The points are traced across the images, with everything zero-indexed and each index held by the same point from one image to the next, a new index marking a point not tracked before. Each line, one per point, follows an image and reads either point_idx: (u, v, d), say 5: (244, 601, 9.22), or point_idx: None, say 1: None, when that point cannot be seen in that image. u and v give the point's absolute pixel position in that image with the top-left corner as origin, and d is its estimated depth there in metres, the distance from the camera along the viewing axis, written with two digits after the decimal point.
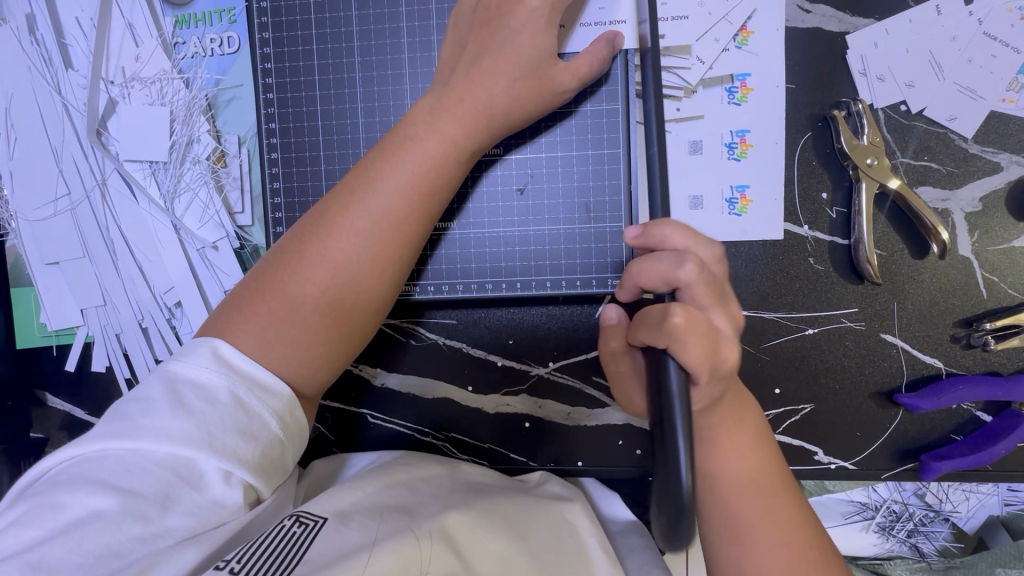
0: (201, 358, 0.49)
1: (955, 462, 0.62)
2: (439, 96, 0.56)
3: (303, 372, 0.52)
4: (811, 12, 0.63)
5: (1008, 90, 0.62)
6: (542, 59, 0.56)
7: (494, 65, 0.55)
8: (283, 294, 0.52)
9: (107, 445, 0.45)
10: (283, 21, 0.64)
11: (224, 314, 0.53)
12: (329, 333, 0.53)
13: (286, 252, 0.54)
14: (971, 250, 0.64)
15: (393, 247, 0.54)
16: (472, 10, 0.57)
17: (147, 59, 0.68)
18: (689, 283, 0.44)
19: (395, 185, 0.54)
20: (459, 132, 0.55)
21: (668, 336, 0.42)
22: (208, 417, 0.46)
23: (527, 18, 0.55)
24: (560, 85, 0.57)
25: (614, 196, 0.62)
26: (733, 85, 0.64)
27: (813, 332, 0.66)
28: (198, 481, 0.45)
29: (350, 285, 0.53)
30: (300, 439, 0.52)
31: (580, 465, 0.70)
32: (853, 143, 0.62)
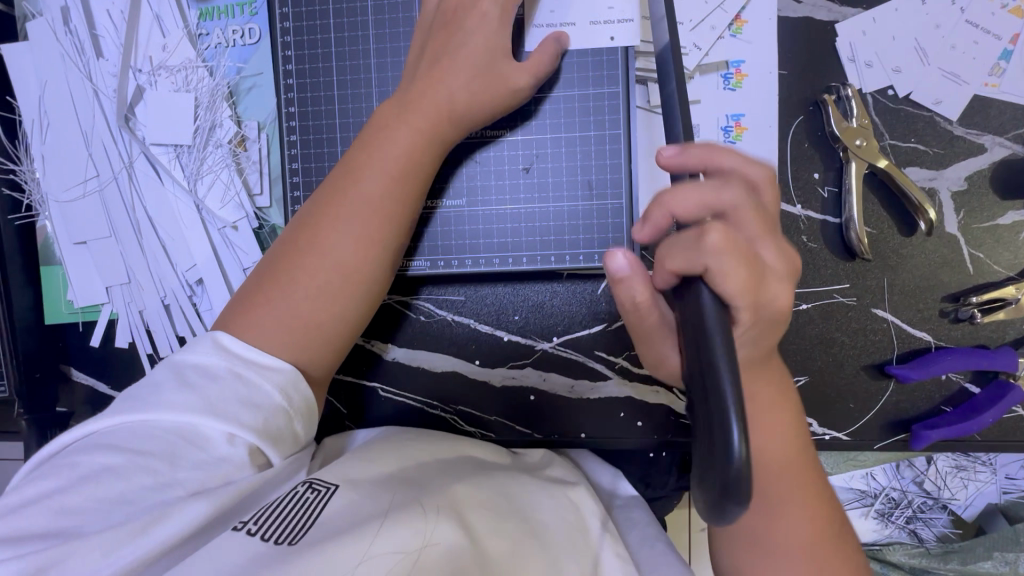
0: (204, 345, 0.52)
1: (944, 430, 0.65)
2: (404, 93, 0.60)
3: (305, 357, 0.55)
4: (802, 2, 0.66)
5: (991, 75, 0.65)
6: (499, 55, 0.60)
7: (453, 63, 0.59)
8: (279, 286, 0.55)
9: (116, 415, 0.49)
10: (302, 12, 0.67)
11: (229, 312, 0.56)
12: (325, 317, 0.56)
13: (279, 252, 0.58)
14: (957, 228, 0.67)
15: (377, 232, 0.58)
16: (432, 15, 0.62)
17: (173, 49, 0.72)
18: (732, 207, 0.43)
19: (373, 177, 0.57)
20: (427, 124, 0.58)
21: (708, 256, 0.40)
22: (208, 390, 0.49)
23: (480, 22, 0.59)
24: (517, 82, 0.60)
25: (615, 175, 0.65)
26: (728, 72, 0.67)
27: (807, 307, 0.68)
28: (203, 442, 0.48)
29: (340, 272, 0.56)
30: (309, 416, 0.55)
31: (583, 436, 0.73)
32: (843, 125, 0.65)
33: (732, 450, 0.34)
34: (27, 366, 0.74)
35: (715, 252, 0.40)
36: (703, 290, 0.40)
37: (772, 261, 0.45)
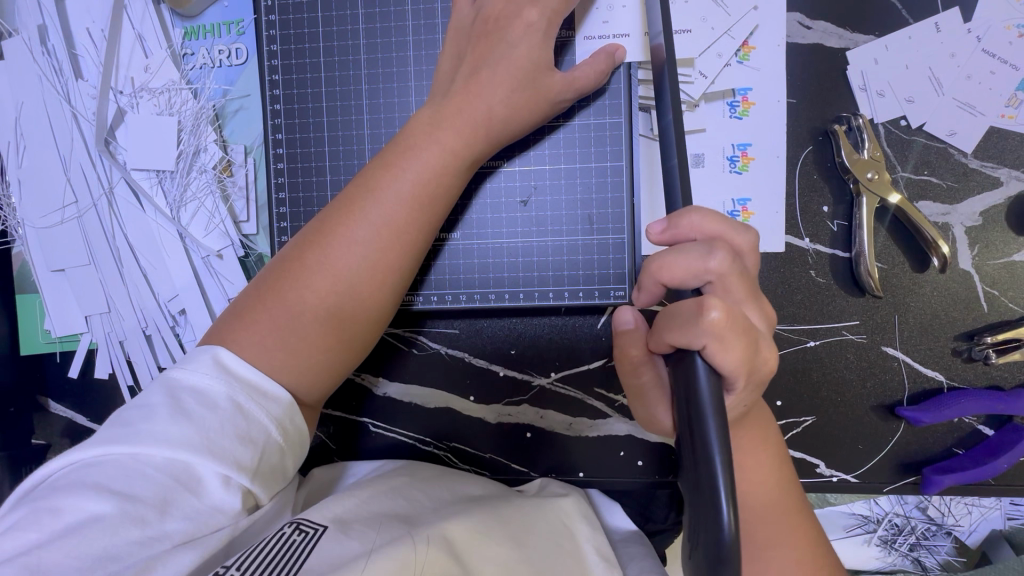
0: (202, 364, 0.49)
1: (957, 475, 0.62)
2: (438, 107, 0.56)
3: (304, 382, 0.53)
4: (811, 28, 0.64)
5: (1007, 106, 0.62)
6: (539, 71, 0.56)
7: (492, 77, 0.55)
8: (286, 301, 0.52)
9: (106, 449, 0.45)
10: (291, 34, 0.65)
11: (229, 318, 0.53)
12: (330, 339, 0.53)
13: (288, 261, 0.54)
14: (971, 264, 0.64)
15: (392, 255, 0.55)
16: (470, 22, 0.58)
17: (156, 70, 0.69)
18: (719, 272, 0.42)
19: (396, 195, 0.54)
20: (459, 143, 0.55)
21: (705, 333, 0.38)
22: (207, 422, 0.46)
23: (524, 31, 0.55)
24: (557, 95, 0.57)
25: (617, 208, 0.62)
26: (735, 99, 0.65)
27: (815, 345, 0.66)
28: (196, 485, 0.45)
29: (349, 293, 0.53)
30: (300, 446, 0.53)
31: (582, 475, 0.70)
32: (854, 157, 0.62)
33: (722, 524, 0.33)
34: None
35: (716, 328, 0.38)
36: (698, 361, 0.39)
37: (758, 322, 0.44)
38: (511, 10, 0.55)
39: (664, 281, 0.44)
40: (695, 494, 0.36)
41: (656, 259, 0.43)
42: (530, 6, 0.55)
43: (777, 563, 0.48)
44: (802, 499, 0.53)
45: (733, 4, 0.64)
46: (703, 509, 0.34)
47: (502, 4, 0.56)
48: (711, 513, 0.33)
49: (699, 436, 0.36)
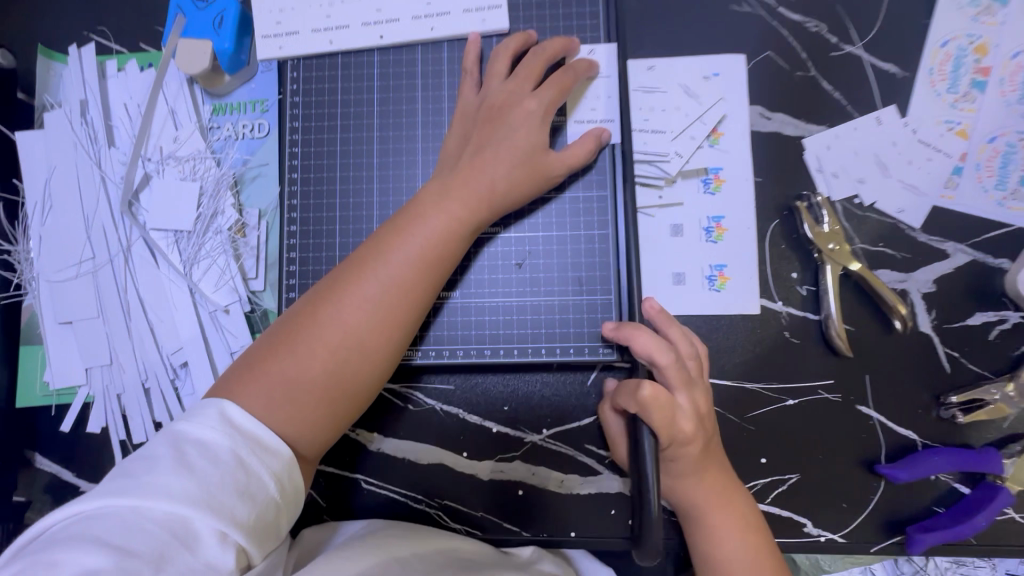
0: (209, 418, 0.50)
1: (939, 534, 0.64)
2: (446, 181, 0.62)
3: (305, 433, 0.55)
4: (771, 119, 0.73)
5: (945, 188, 0.71)
6: (536, 150, 0.63)
7: (495, 155, 0.62)
8: (295, 355, 0.55)
9: (109, 501, 0.45)
10: (312, 113, 0.72)
11: (240, 368, 0.56)
12: (334, 392, 0.56)
13: (300, 315, 0.58)
14: (930, 327, 0.69)
15: (399, 314, 0.59)
16: (475, 108, 0.66)
17: (184, 141, 0.75)
18: (664, 365, 0.58)
19: (406, 256, 0.59)
20: (464, 212, 0.61)
21: (636, 401, 0.55)
22: (209, 476, 0.47)
23: (524, 118, 0.63)
24: (552, 172, 0.64)
25: (604, 271, 0.68)
26: (708, 177, 0.73)
27: (793, 403, 0.69)
28: (193, 542, 0.45)
29: (356, 348, 0.57)
30: (295, 505, 0.53)
31: (573, 535, 0.70)
32: (816, 229, 0.69)
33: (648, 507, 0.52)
34: None
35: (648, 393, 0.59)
36: (643, 429, 0.55)
37: (688, 405, 0.58)
38: (513, 100, 0.64)
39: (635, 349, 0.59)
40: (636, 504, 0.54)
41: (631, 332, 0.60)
42: (530, 98, 0.64)
43: None
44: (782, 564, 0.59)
45: (703, 96, 0.73)
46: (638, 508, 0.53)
47: (505, 95, 0.64)
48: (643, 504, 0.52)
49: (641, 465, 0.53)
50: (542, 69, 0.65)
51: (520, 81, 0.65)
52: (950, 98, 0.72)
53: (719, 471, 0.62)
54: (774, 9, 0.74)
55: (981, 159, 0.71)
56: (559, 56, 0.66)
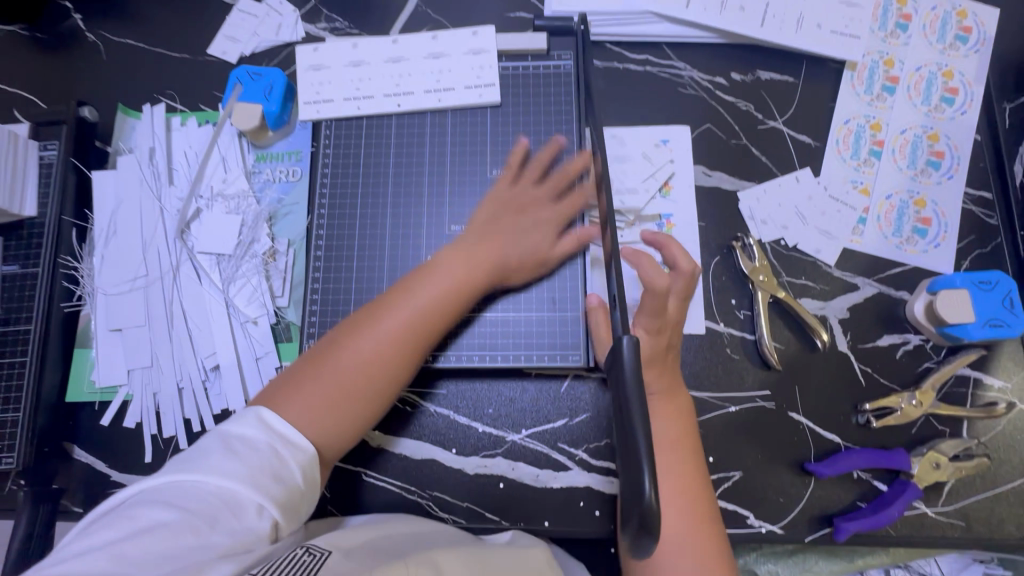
0: (248, 420, 0.62)
1: (860, 522, 0.75)
2: (462, 251, 0.76)
3: (329, 440, 0.66)
4: (711, 176, 0.90)
5: (853, 233, 0.87)
6: (541, 247, 0.80)
7: (511, 238, 0.78)
8: (324, 375, 0.67)
9: (173, 476, 0.57)
10: (340, 162, 0.89)
11: (279, 384, 0.67)
12: (356, 408, 0.68)
13: (333, 341, 0.70)
14: (847, 346, 0.83)
15: (412, 352, 0.71)
16: (504, 197, 0.82)
17: (231, 182, 0.91)
18: (682, 268, 0.76)
19: (427, 302, 0.72)
20: (475, 274, 0.74)
21: (681, 278, 0.76)
22: (251, 461, 0.58)
23: (538, 221, 0.80)
24: (551, 256, 0.81)
25: (574, 293, 0.82)
26: (661, 221, 0.88)
27: (735, 409, 0.81)
28: (238, 510, 0.56)
29: (375, 374, 0.69)
30: (313, 493, 0.64)
31: (547, 524, 0.80)
32: (749, 265, 0.85)
33: (644, 489, 0.45)
34: (38, 440, 0.81)
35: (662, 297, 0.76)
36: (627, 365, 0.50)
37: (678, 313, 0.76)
38: (534, 204, 0.81)
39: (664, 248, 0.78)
40: (628, 475, 0.47)
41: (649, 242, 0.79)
42: (549, 206, 0.81)
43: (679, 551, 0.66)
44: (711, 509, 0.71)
45: (656, 157, 0.90)
46: (632, 484, 0.46)
47: (528, 198, 0.82)
48: (638, 485, 0.45)
49: (633, 434, 0.47)
50: (563, 183, 0.83)
51: (547, 186, 0.83)
52: (853, 163, 0.90)
53: (680, 413, 0.74)
54: (711, 92, 0.93)
55: (880, 211, 0.88)
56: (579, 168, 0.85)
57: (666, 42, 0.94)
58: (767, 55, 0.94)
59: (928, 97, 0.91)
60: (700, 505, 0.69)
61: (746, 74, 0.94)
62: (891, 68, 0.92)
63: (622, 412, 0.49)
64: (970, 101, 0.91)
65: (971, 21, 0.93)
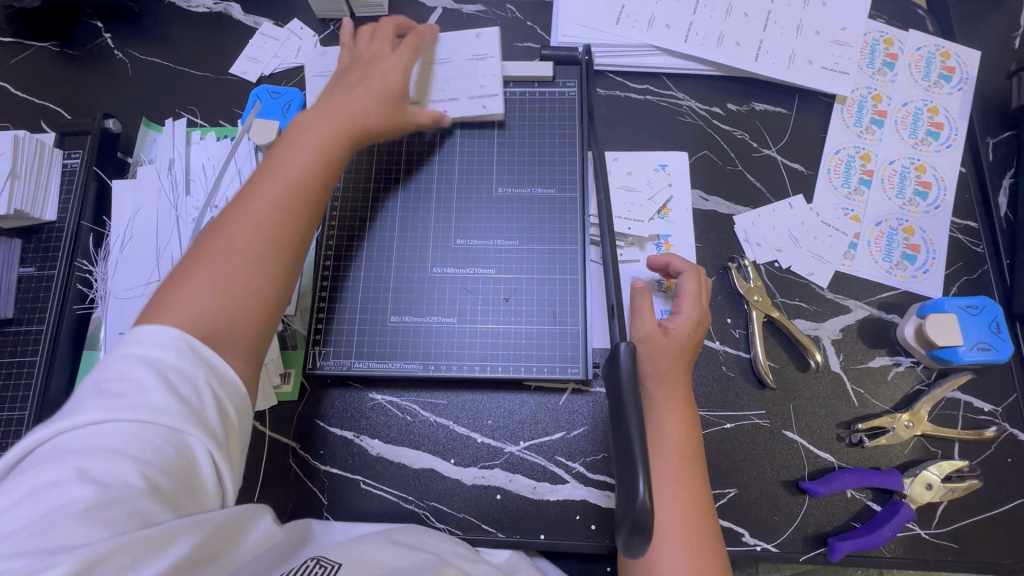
0: (166, 340, 0.56)
1: (853, 541, 0.75)
2: (319, 112, 0.77)
3: (214, 338, 0.60)
4: (708, 200, 0.93)
5: (845, 257, 0.90)
6: (374, 104, 0.80)
7: (329, 114, 0.77)
8: (207, 258, 0.63)
9: (110, 415, 0.51)
10: (351, 177, 0.92)
11: (159, 294, 0.61)
12: (243, 303, 0.63)
13: (207, 238, 0.65)
14: (840, 367, 0.85)
15: (303, 200, 0.69)
16: (330, 89, 0.82)
17: None
18: (694, 273, 0.82)
19: (255, 192, 0.68)
20: (342, 126, 0.76)
21: (694, 278, 0.81)
22: (193, 402, 0.54)
23: (345, 99, 0.79)
24: (412, 120, 0.85)
25: (574, 308, 0.84)
26: (659, 241, 0.91)
27: (730, 426, 0.83)
28: (186, 457, 0.52)
29: (267, 244, 0.66)
30: (244, 424, 0.60)
31: (542, 537, 0.80)
32: (745, 285, 0.88)
33: (639, 497, 0.48)
34: None
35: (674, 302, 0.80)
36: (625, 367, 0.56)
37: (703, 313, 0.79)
38: (378, 57, 0.85)
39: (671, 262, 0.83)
40: (624, 485, 0.50)
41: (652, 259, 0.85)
42: (392, 56, 0.85)
43: (671, 556, 0.67)
44: (711, 520, 0.70)
45: (655, 180, 0.94)
46: (628, 495, 0.49)
47: (372, 52, 0.86)
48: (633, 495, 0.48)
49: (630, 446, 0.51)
50: (392, 37, 0.88)
51: (379, 42, 0.87)
52: (844, 191, 0.93)
53: (688, 420, 0.74)
54: (708, 120, 0.98)
55: (871, 237, 0.91)
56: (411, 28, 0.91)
57: (665, 73, 1.00)
58: (762, 88, 0.99)
59: (914, 131, 0.96)
60: (697, 510, 0.70)
61: (741, 105, 0.98)
62: (879, 103, 0.97)
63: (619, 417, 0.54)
64: (955, 135, 0.96)
65: (954, 61, 0.99)
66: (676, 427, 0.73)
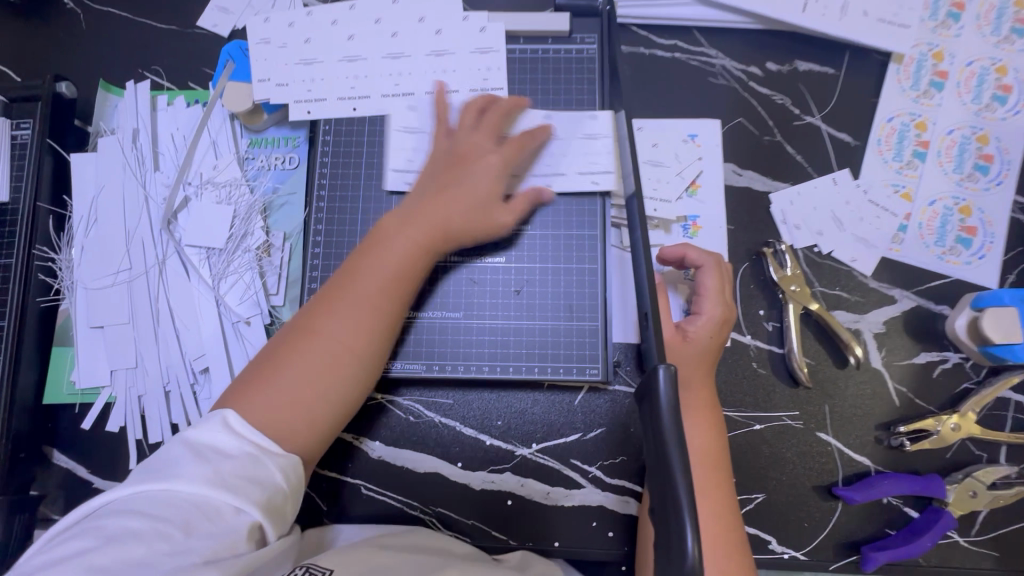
0: (214, 424, 0.56)
1: (889, 552, 0.70)
2: (416, 206, 0.71)
3: (299, 442, 0.61)
4: (742, 175, 0.83)
5: (893, 242, 0.81)
6: (492, 202, 0.73)
7: (459, 195, 0.71)
8: (279, 375, 0.61)
9: (142, 483, 0.52)
10: (341, 151, 0.81)
11: (232, 392, 0.61)
12: (321, 407, 0.62)
13: (284, 338, 0.64)
14: (881, 364, 0.78)
15: (377, 319, 0.66)
16: (444, 155, 0.75)
17: (222, 168, 0.84)
18: (712, 267, 0.73)
19: (371, 280, 0.66)
20: (431, 235, 0.69)
21: (711, 273, 0.72)
22: (222, 464, 0.54)
23: (485, 168, 0.72)
24: (506, 222, 0.74)
25: (593, 301, 0.77)
26: (686, 223, 0.82)
27: (760, 428, 0.76)
28: (213, 514, 0.51)
29: (336, 360, 0.63)
30: (298, 493, 0.59)
31: (556, 544, 0.75)
32: (780, 273, 0.78)
33: (687, 554, 0.42)
34: (14, 444, 0.75)
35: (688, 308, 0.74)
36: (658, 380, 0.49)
37: (725, 312, 0.71)
38: (478, 151, 0.74)
39: (687, 254, 0.74)
40: (667, 536, 0.44)
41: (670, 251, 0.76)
42: (493, 152, 0.74)
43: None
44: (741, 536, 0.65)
45: (683, 154, 0.84)
46: (671, 549, 0.44)
47: (470, 145, 0.74)
48: (678, 552, 0.43)
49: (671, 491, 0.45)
50: (497, 126, 0.75)
51: (482, 133, 0.75)
52: (896, 165, 0.83)
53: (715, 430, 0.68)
54: (745, 82, 0.86)
55: (923, 219, 0.81)
56: (513, 108, 0.77)
57: (696, 26, 0.87)
58: (807, 44, 0.87)
59: (979, 95, 0.84)
60: (725, 526, 0.64)
61: (783, 64, 0.86)
62: (941, 62, 0.85)
63: (658, 446, 0.47)
64: None
65: None
66: (701, 439, 0.67)
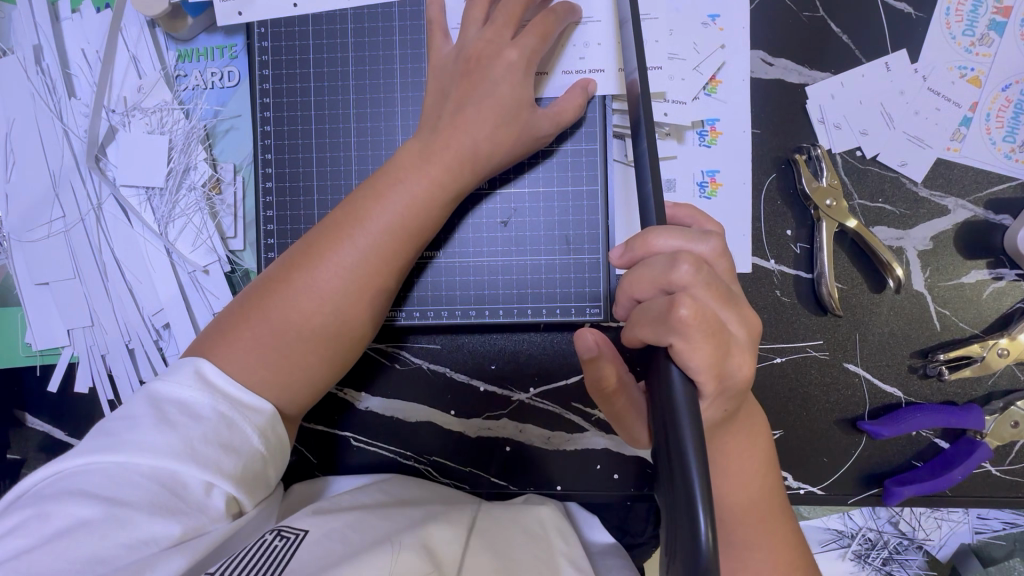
0: (186, 377, 0.50)
1: (915, 487, 0.66)
2: (427, 140, 0.59)
3: (284, 397, 0.54)
4: (773, 64, 0.68)
5: (952, 140, 0.67)
6: (519, 108, 0.60)
7: (480, 112, 0.59)
8: (266, 322, 0.54)
9: (89, 458, 0.46)
10: (284, 59, 0.67)
11: (211, 337, 0.54)
12: (312, 359, 0.55)
13: (275, 278, 0.56)
14: (924, 285, 0.68)
15: (381, 273, 0.57)
16: (453, 63, 0.61)
17: (149, 90, 0.71)
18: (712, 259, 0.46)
19: (382, 223, 0.57)
20: (445, 175, 0.58)
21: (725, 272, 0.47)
22: (191, 430, 0.47)
23: (505, 71, 0.59)
24: (540, 130, 0.62)
25: (592, 230, 0.66)
26: (703, 129, 0.69)
27: (781, 361, 0.69)
28: (182, 491, 0.45)
29: (332, 315, 0.55)
30: (283, 455, 0.54)
31: (559, 488, 0.72)
32: (813, 185, 0.66)
33: (700, 541, 0.34)
34: None
35: (684, 328, 0.41)
36: (671, 368, 0.42)
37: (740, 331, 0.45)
38: (493, 50, 0.60)
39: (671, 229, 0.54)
40: (676, 525, 0.37)
41: (647, 234, 0.44)
42: (509, 47, 0.59)
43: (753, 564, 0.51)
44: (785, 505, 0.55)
45: (701, 42, 0.68)
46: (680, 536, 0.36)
47: (484, 44, 0.60)
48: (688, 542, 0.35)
49: (682, 470, 0.37)
50: (519, 15, 0.60)
51: (499, 27, 0.60)
52: (966, 42, 0.67)
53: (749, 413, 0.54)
54: None
55: (992, 108, 0.67)
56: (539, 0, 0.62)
57: None
58: None
59: None
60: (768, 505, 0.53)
61: None
62: None
63: (666, 414, 0.40)
64: None
65: None
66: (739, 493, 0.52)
